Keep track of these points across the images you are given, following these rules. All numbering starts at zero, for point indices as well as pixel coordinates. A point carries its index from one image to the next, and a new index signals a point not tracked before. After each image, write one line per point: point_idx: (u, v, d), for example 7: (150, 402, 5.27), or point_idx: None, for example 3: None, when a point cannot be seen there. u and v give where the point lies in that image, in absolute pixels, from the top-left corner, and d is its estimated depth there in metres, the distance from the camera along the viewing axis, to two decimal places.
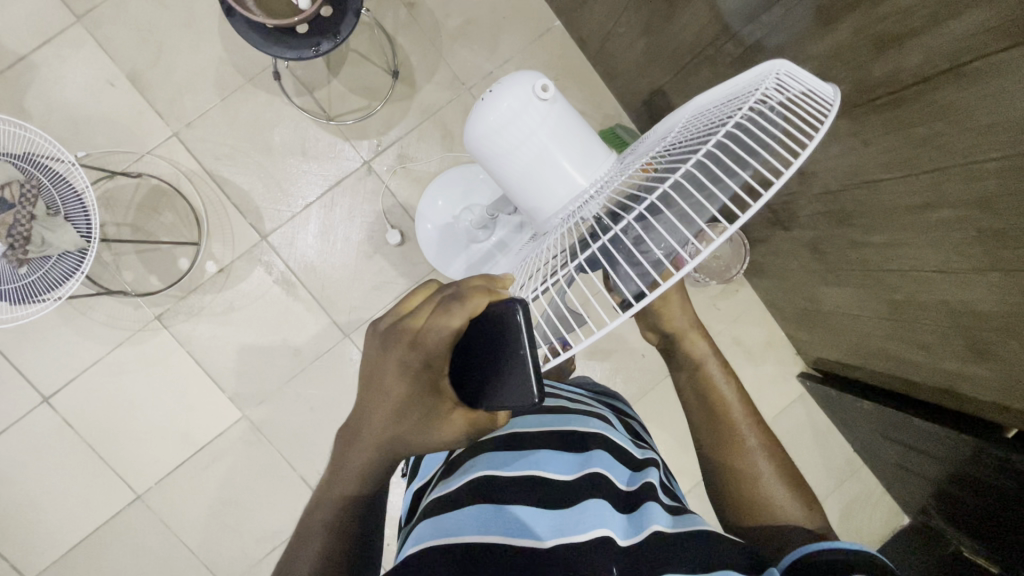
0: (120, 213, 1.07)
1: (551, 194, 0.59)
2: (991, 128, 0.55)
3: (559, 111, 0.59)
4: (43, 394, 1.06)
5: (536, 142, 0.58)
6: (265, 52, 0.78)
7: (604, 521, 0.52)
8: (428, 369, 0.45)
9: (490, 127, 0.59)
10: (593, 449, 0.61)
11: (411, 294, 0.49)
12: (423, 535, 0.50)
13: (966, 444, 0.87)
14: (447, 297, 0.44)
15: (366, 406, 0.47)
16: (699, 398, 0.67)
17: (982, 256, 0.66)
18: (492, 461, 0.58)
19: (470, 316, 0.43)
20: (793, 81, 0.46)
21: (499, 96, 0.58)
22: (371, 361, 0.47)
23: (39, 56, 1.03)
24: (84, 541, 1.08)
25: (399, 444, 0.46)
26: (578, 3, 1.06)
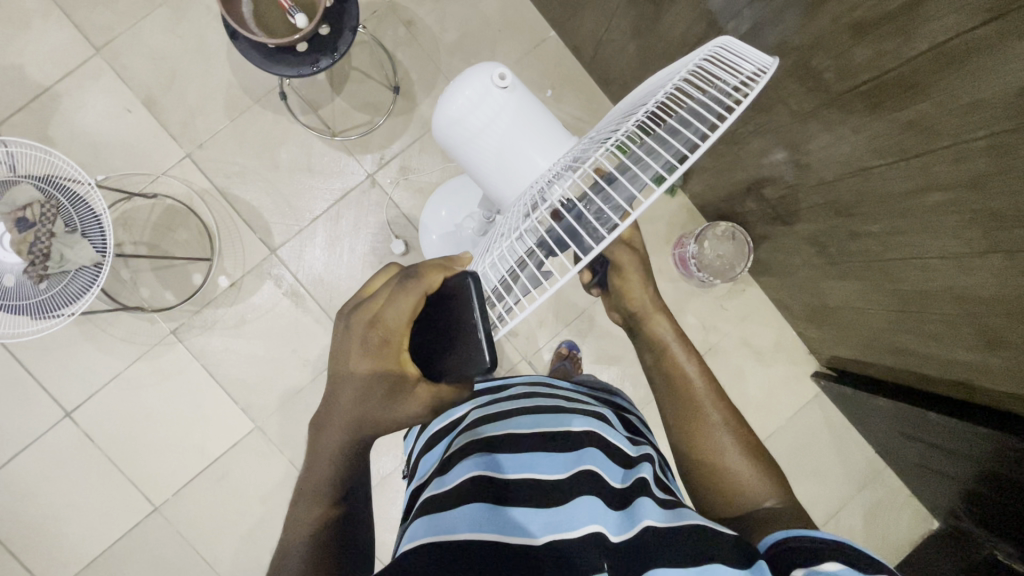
0: (137, 232, 1.12)
1: (517, 174, 0.62)
2: (976, 106, 0.55)
3: (520, 97, 0.62)
4: (65, 409, 1.10)
5: (500, 129, 0.61)
6: (267, 70, 0.82)
7: (596, 518, 0.51)
8: (391, 344, 0.50)
9: (455, 115, 0.62)
10: (586, 447, 0.60)
11: (372, 280, 0.56)
12: (418, 533, 0.50)
13: (984, 437, 0.85)
14: (403, 279, 0.51)
15: (338, 388, 0.52)
16: (669, 389, 0.68)
17: (980, 240, 0.65)
18: (486, 457, 0.58)
19: (425, 292, 0.50)
20: (732, 53, 0.48)
21: (461, 87, 0.62)
22: (339, 344, 0.53)
23: (61, 87, 1.09)
24: (104, 553, 1.11)
25: (370, 421, 0.51)
26: (570, 13, 1.08)
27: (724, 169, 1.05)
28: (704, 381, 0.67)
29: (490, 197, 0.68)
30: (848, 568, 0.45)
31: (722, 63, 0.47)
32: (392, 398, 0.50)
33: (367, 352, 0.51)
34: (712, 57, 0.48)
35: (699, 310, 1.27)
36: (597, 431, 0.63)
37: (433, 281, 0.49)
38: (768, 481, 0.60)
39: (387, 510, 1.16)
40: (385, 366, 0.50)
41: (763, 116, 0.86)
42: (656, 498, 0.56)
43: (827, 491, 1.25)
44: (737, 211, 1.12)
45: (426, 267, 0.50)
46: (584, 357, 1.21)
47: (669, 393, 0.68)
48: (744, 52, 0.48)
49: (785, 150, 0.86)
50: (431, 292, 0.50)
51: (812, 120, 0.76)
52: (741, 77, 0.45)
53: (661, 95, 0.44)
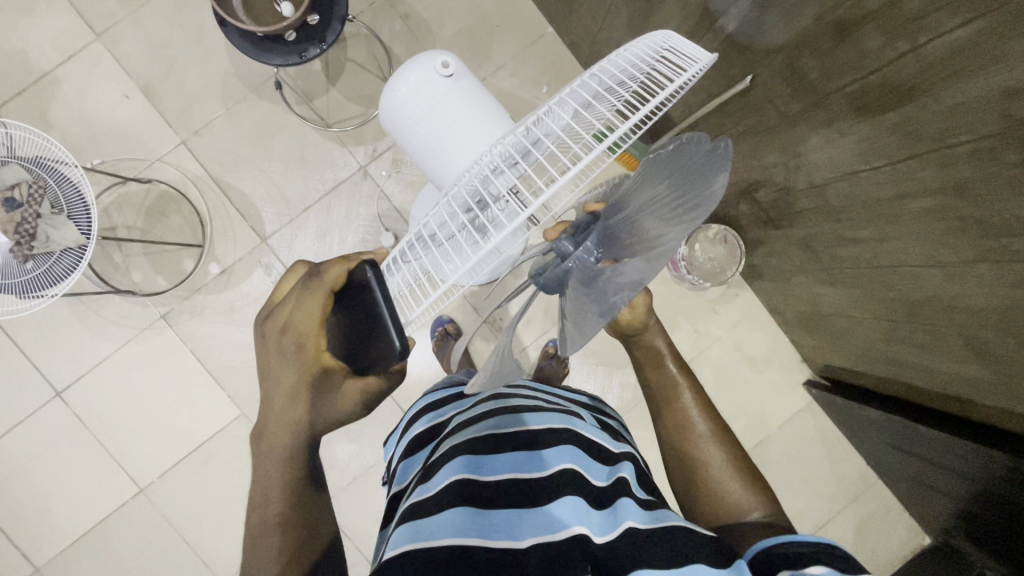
0: (131, 217, 1.13)
1: (463, 160, 0.61)
2: (957, 110, 0.53)
3: (465, 86, 0.62)
4: (56, 388, 1.12)
5: (440, 114, 0.61)
6: (256, 57, 0.82)
7: (580, 518, 0.50)
8: (307, 350, 0.51)
9: (399, 102, 0.61)
10: (565, 444, 0.59)
11: (281, 284, 0.57)
12: (398, 540, 0.49)
13: (976, 454, 0.82)
14: (309, 279, 0.52)
15: (269, 404, 0.54)
16: (663, 407, 0.71)
17: (968, 248, 0.63)
18: (467, 460, 0.57)
19: (331, 290, 0.50)
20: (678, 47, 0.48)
21: (403, 75, 0.60)
22: (262, 361, 0.55)
23: (61, 72, 1.11)
24: (89, 532, 1.13)
25: (309, 420, 0.53)
26: (567, 9, 1.07)
27: None
28: (699, 406, 0.70)
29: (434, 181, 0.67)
30: (831, 570, 0.46)
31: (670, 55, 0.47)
32: (325, 400, 0.51)
33: (288, 361, 0.52)
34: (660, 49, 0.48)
35: (691, 315, 1.25)
36: (575, 429, 0.63)
37: (334, 279, 0.50)
38: (754, 493, 0.62)
39: (369, 502, 1.16)
40: (308, 372, 0.51)
41: (754, 116, 0.84)
42: (637, 499, 0.55)
43: (818, 503, 1.22)
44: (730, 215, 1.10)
45: (329, 266, 0.50)
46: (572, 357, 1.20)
47: (665, 411, 0.70)
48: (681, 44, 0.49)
49: (776, 153, 0.84)
50: (337, 288, 0.50)
51: (800, 121, 0.75)
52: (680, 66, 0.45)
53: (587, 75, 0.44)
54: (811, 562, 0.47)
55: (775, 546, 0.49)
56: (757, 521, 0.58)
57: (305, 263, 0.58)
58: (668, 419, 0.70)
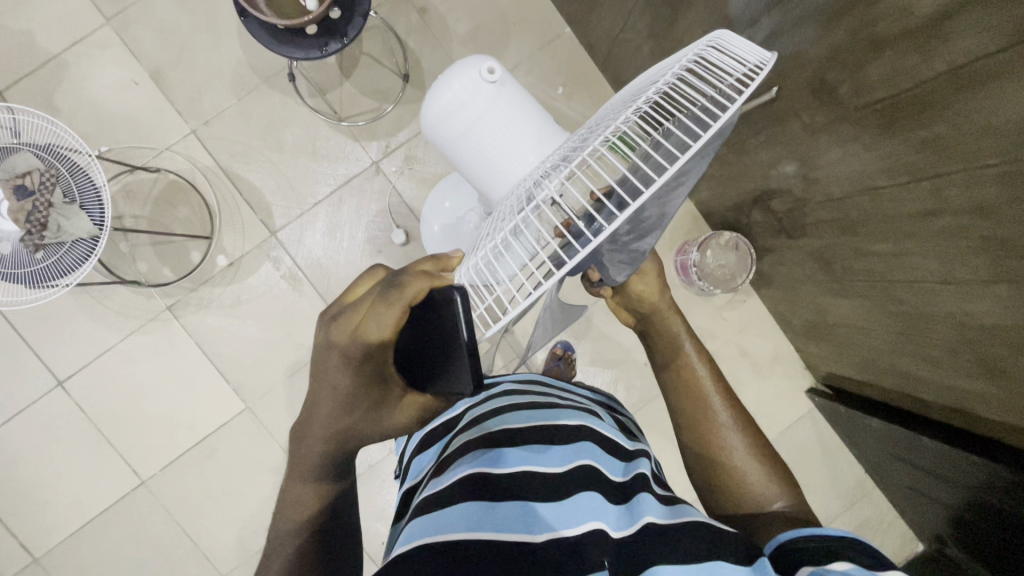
0: (138, 206, 1.11)
1: (508, 168, 0.61)
2: (991, 131, 0.54)
3: (509, 91, 0.62)
4: (58, 378, 1.10)
5: (489, 124, 0.61)
6: (273, 50, 0.80)
7: (597, 513, 0.50)
8: (372, 356, 0.50)
9: (446, 105, 0.61)
10: (581, 440, 0.59)
11: (357, 282, 0.55)
12: (415, 534, 0.47)
13: (978, 467, 0.83)
14: (390, 285, 0.49)
15: (317, 400, 0.53)
16: (683, 397, 0.71)
17: (986, 267, 0.64)
18: (483, 457, 0.55)
19: (410, 304, 0.47)
20: (733, 47, 0.47)
21: (451, 80, 0.61)
22: (318, 354, 0.53)
23: (69, 55, 1.08)
24: (88, 523, 1.12)
25: (356, 432, 0.52)
26: (587, 10, 1.06)
27: (732, 178, 1.04)
28: (714, 381, 0.72)
29: (476, 186, 0.68)
30: (858, 566, 0.45)
31: (722, 58, 0.46)
32: (375, 411, 0.51)
33: (350, 364, 0.50)
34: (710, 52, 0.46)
35: (699, 320, 1.25)
36: (590, 426, 0.63)
37: (416, 292, 0.47)
38: (777, 483, 0.63)
39: (372, 498, 1.16)
40: (366, 377, 0.51)
41: (776, 127, 0.84)
42: (656, 494, 0.55)
43: (816, 508, 1.24)
44: (742, 222, 1.11)
45: (411, 278, 0.48)
46: (579, 358, 1.21)
47: (685, 399, 0.71)
48: (740, 47, 0.47)
49: (795, 163, 0.84)
50: (417, 303, 0.48)
51: (823, 134, 0.75)
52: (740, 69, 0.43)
53: (647, 91, 0.43)
54: (836, 558, 0.46)
55: (797, 542, 0.49)
56: (781, 513, 0.59)
57: (382, 267, 0.57)
58: (688, 409, 0.70)
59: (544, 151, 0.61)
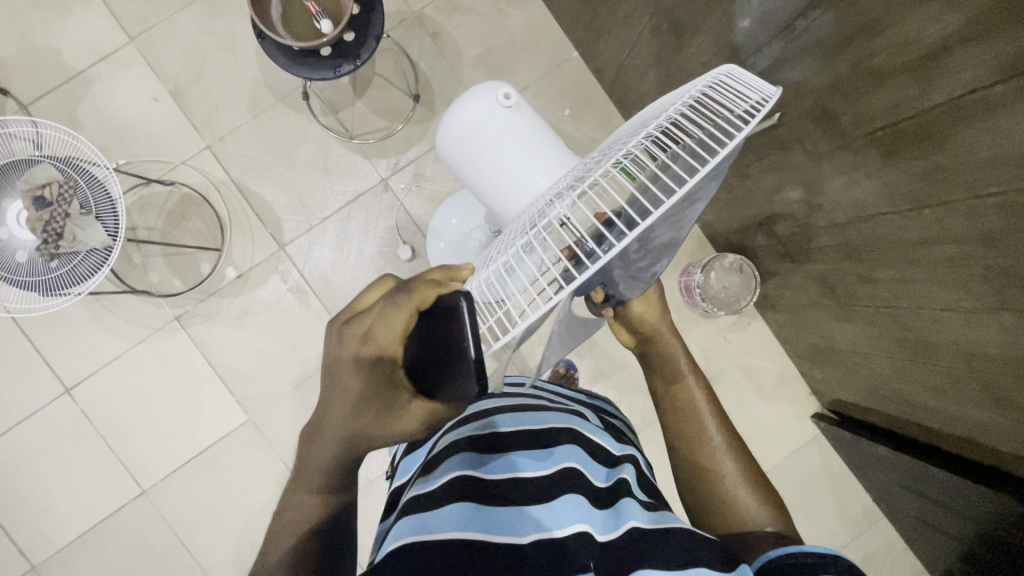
0: (152, 217, 1.14)
1: (521, 187, 0.62)
2: (992, 162, 0.54)
3: (524, 115, 0.64)
4: (65, 385, 1.12)
5: (503, 144, 0.63)
6: (289, 71, 0.83)
7: (583, 516, 0.50)
8: (383, 362, 0.50)
9: (458, 126, 0.63)
10: (569, 445, 0.59)
11: (367, 291, 0.56)
12: (399, 532, 0.47)
13: (986, 498, 0.81)
14: (398, 290, 0.50)
15: (327, 405, 0.53)
16: (677, 417, 0.71)
17: (990, 295, 0.63)
18: (472, 460, 0.56)
19: (417, 308, 0.48)
20: (737, 81, 0.48)
21: (467, 103, 0.63)
22: (331, 358, 0.53)
23: (93, 72, 1.12)
24: (88, 531, 1.12)
25: (360, 435, 0.51)
26: (594, 36, 1.09)
27: (736, 202, 1.05)
28: (709, 403, 0.72)
29: (484, 207, 0.69)
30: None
31: (727, 92, 0.46)
32: (384, 415, 0.50)
33: (361, 368, 0.51)
34: (717, 81, 0.48)
35: (703, 342, 1.25)
36: (578, 431, 0.63)
37: (424, 297, 0.48)
38: (763, 503, 0.62)
39: (371, 514, 1.15)
40: (376, 381, 0.50)
41: (778, 153, 0.85)
42: (639, 500, 0.55)
43: (822, 537, 1.21)
44: (746, 245, 1.11)
45: (418, 284, 0.49)
46: (581, 377, 1.21)
47: (679, 417, 0.71)
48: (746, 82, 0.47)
49: (799, 188, 0.85)
50: (422, 309, 0.48)
51: (825, 161, 0.76)
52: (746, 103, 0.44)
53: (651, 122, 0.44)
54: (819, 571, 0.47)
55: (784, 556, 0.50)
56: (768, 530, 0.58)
57: (393, 277, 0.57)
58: (680, 430, 0.70)
59: (557, 170, 0.62)
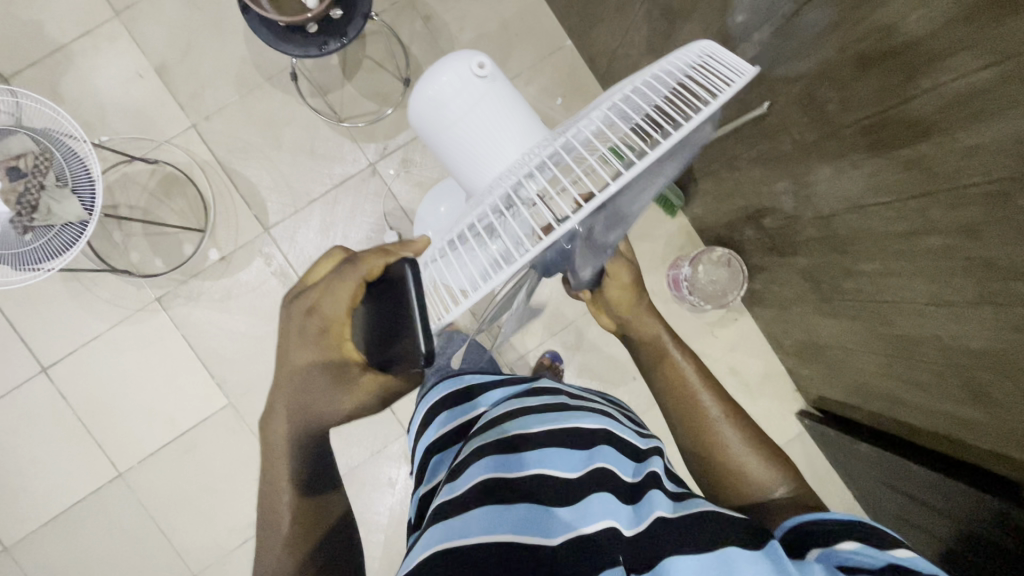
0: (134, 196, 1.12)
1: (494, 160, 0.61)
2: (976, 150, 0.54)
3: (498, 87, 0.63)
4: (42, 364, 1.10)
5: (476, 117, 0.61)
6: (274, 47, 0.82)
7: (611, 512, 0.50)
8: (330, 333, 0.50)
9: (429, 98, 0.62)
10: (596, 441, 0.57)
11: (317, 264, 0.54)
12: (433, 542, 0.46)
13: (965, 494, 0.81)
14: (346, 262, 0.49)
15: (281, 381, 0.53)
16: (669, 388, 0.71)
17: (973, 289, 0.63)
18: (498, 458, 0.54)
19: (365, 279, 0.48)
20: (715, 57, 0.47)
21: (437, 73, 0.61)
22: (283, 332, 0.53)
23: (77, 45, 1.10)
24: (63, 513, 1.10)
25: (316, 409, 0.52)
26: (587, 23, 1.08)
27: (725, 195, 1.05)
28: (694, 369, 0.72)
29: (459, 183, 0.67)
30: (863, 545, 0.46)
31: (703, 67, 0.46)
32: (338, 387, 0.50)
33: (310, 343, 0.50)
34: (700, 58, 0.47)
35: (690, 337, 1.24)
36: (606, 427, 0.60)
37: (372, 267, 0.47)
38: (773, 467, 0.62)
39: (351, 502, 1.14)
40: (326, 354, 0.50)
41: (767, 143, 0.85)
42: (667, 491, 0.54)
43: None
44: (735, 239, 1.11)
45: (365, 254, 0.49)
46: (567, 369, 1.20)
47: (671, 389, 0.71)
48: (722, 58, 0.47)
49: (787, 181, 0.84)
50: (372, 278, 0.48)
51: (813, 152, 0.75)
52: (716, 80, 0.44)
53: (613, 100, 0.45)
54: (839, 539, 0.48)
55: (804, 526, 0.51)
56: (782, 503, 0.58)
57: (343, 249, 0.56)
58: (676, 402, 0.70)
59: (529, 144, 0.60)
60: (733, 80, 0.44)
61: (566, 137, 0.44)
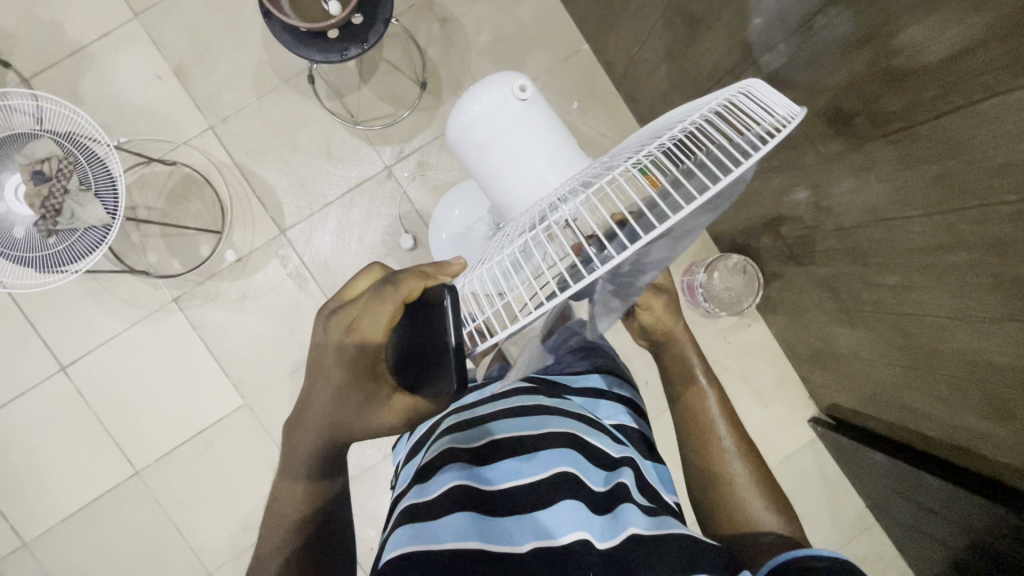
0: (152, 197, 1.13)
1: (528, 184, 0.61)
2: (1007, 168, 0.53)
3: (539, 110, 0.63)
4: (61, 363, 1.11)
5: (513, 138, 0.61)
6: (294, 51, 0.82)
7: (580, 523, 0.49)
8: (365, 355, 0.49)
9: (469, 116, 0.62)
10: (564, 446, 0.56)
11: (356, 278, 0.56)
12: (399, 544, 0.47)
13: (982, 509, 0.81)
14: (385, 281, 0.49)
15: (311, 393, 0.53)
16: (688, 417, 0.72)
17: (998, 305, 0.63)
18: (465, 467, 0.54)
19: (403, 302, 0.47)
20: (762, 96, 0.46)
21: (481, 91, 0.62)
22: (317, 343, 0.53)
23: (96, 47, 1.11)
24: (80, 511, 1.12)
25: (344, 427, 0.52)
26: (606, 28, 1.07)
27: (743, 202, 1.04)
28: (719, 404, 0.72)
29: (492, 201, 0.68)
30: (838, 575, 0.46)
31: (750, 106, 0.44)
32: (368, 409, 0.49)
33: (346, 360, 0.50)
34: (742, 94, 0.46)
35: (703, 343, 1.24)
36: (576, 433, 0.59)
37: (412, 290, 0.47)
38: (774, 510, 0.62)
39: (363, 503, 1.15)
40: (359, 375, 0.50)
41: (788, 153, 0.84)
42: (639, 506, 0.54)
43: (815, 541, 1.21)
44: (751, 246, 1.10)
45: (405, 275, 0.48)
46: None
47: (690, 420, 0.71)
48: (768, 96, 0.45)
49: (807, 191, 0.84)
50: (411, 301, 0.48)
51: (836, 163, 0.75)
52: (765, 119, 0.43)
53: (657, 139, 0.44)
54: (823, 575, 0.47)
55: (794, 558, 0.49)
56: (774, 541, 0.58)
57: (380, 266, 0.57)
58: (692, 433, 0.70)
59: (566, 172, 0.61)
60: (781, 118, 0.42)
61: (607, 173, 0.43)
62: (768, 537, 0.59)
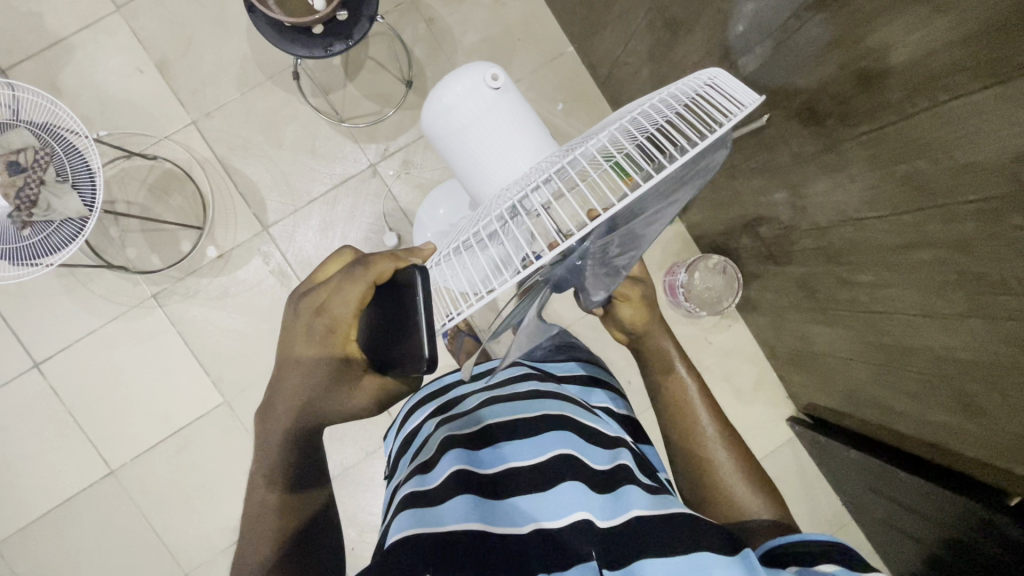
0: (132, 191, 1.12)
1: (501, 170, 0.62)
2: (971, 168, 0.55)
3: (510, 99, 0.64)
4: (34, 360, 1.09)
5: (486, 127, 0.62)
6: (280, 47, 0.82)
7: (581, 503, 0.50)
8: (336, 335, 0.50)
9: (441, 106, 0.62)
10: (562, 430, 0.58)
11: (325, 263, 0.55)
12: (402, 526, 0.47)
13: (953, 503, 0.82)
14: (356, 263, 0.49)
15: (281, 378, 0.53)
16: (674, 410, 0.73)
17: (964, 301, 0.65)
18: (465, 453, 0.56)
19: (373, 283, 0.48)
20: (723, 85, 0.47)
21: (453, 81, 0.62)
22: (286, 328, 0.53)
23: (76, 39, 1.09)
24: (53, 510, 1.09)
25: (315, 409, 0.52)
26: (590, 30, 1.09)
27: (723, 203, 1.06)
28: (701, 397, 0.73)
29: (466, 189, 0.69)
30: (844, 569, 0.45)
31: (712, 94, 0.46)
32: (337, 389, 0.50)
33: (315, 342, 0.51)
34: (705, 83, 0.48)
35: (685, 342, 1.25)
36: (571, 416, 0.61)
37: (381, 271, 0.48)
38: (763, 498, 0.63)
39: (345, 503, 1.14)
40: (331, 355, 0.50)
41: (765, 154, 0.86)
42: (642, 484, 0.54)
43: None
44: (731, 247, 1.12)
45: (376, 258, 0.49)
46: None
47: (674, 411, 0.72)
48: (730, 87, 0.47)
49: (784, 192, 0.86)
50: (381, 282, 0.49)
51: (811, 164, 0.77)
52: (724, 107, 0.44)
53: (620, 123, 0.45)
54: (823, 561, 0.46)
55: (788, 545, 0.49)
56: (766, 529, 0.59)
57: (351, 250, 0.56)
58: (679, 426, 0.71)
59: (537, 158, 0.62)
60: (740, 107, 0.44)
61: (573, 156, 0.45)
62: (762, 523, 0.60)
